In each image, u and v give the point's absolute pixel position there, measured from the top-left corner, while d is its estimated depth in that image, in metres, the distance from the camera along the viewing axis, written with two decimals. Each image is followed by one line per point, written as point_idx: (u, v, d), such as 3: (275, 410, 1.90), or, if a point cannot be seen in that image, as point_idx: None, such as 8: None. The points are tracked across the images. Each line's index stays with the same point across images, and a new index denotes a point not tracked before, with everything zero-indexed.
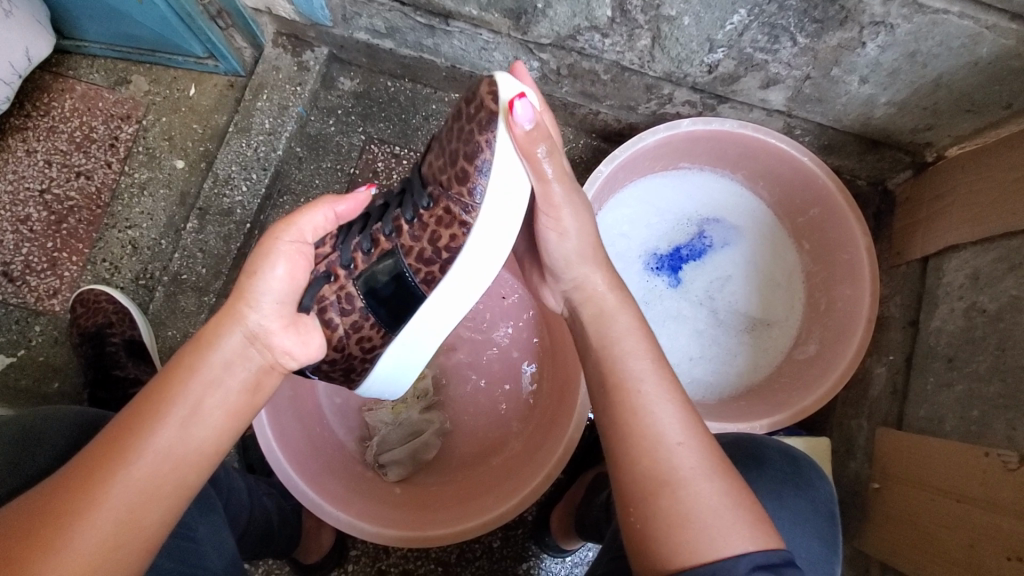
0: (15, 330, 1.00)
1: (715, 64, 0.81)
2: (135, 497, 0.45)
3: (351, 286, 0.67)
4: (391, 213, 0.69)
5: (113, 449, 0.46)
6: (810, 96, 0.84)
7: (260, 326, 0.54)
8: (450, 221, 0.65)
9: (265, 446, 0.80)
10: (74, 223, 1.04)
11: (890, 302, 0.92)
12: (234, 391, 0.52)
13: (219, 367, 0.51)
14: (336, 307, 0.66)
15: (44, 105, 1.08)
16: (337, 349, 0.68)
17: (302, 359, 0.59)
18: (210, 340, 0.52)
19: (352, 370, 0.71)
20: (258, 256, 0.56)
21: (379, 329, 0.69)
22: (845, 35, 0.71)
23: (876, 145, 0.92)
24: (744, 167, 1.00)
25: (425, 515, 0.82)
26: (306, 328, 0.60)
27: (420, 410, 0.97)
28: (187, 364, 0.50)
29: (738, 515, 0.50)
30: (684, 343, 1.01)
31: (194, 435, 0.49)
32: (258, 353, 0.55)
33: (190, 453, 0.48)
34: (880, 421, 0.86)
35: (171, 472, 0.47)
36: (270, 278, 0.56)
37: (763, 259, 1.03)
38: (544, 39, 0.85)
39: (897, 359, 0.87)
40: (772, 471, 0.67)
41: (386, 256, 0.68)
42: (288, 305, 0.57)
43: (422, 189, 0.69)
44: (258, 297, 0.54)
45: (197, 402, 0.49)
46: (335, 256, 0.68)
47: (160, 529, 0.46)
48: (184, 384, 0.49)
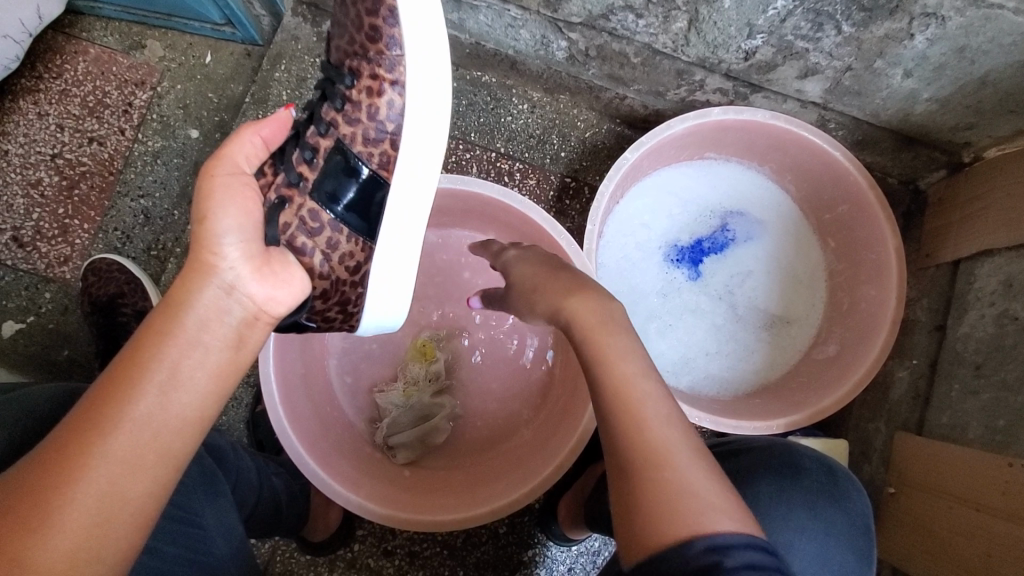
0: (25, 296, 0.99)
1: (752, 51, 0.78)
2: (119, 474, 0.43)
3: (311, 201, 0.61)
4: (319, 113, 0.63)
5: (92, 421, 0.43)
6: (849, 88, 0.81)
7: (232, 273, 0.50)
8: (380, 87, 0.60)
9: (277, 426, 0.78)
10: (86, 189, 1.02)
11: (916, 304, 0.90)
12: (215, 349, 0.48)
13: (195, 325, 0.48)
14: (304, 230, 0.60)
15: (56, 67, 1.05)
16: (324, 277, 0.62)
17: (289, 302, 0.54)
18: (180, 298, 0.48)
19: (348, 302, 0.65)
20: (205, 196, 0.52)
21: (358, 242, 0.64)
22: (894, 25, 0.68)
23: (912, 142, 0.89)
24: (772, 160, 0.98)
25: (435, 501, 0.81)
26: (282, 265, 0.55)
27: (431, 394, 0.94)
28: (159, 329, 0.47)
29: (711, 496, 0.44)
30: (701, 337, 0.99)
31: (176, 402, 0.46)
32: (236, 303, 0.50)
33: (172, 422, 0.45)
34: (900, 426, 0.85)
35: (153, 440, 0.44)
36: (225, 219, 0.51)
37: (787, 256, 1.01)
38: (575, 17, 0.82)
39: (921, 363, 0.85)
40: (804, 481, 0.66)
41: (332, 154, 0.62)
42: (254, 243, 0.53)
43: (338, 71, 0.63)
44: (219, 243, 0.50)
45: (174, 367, 0.46)
46: (281, 179, 0.61)
47: (150, 502, 0.44)
48: (157, 349, 0.46)
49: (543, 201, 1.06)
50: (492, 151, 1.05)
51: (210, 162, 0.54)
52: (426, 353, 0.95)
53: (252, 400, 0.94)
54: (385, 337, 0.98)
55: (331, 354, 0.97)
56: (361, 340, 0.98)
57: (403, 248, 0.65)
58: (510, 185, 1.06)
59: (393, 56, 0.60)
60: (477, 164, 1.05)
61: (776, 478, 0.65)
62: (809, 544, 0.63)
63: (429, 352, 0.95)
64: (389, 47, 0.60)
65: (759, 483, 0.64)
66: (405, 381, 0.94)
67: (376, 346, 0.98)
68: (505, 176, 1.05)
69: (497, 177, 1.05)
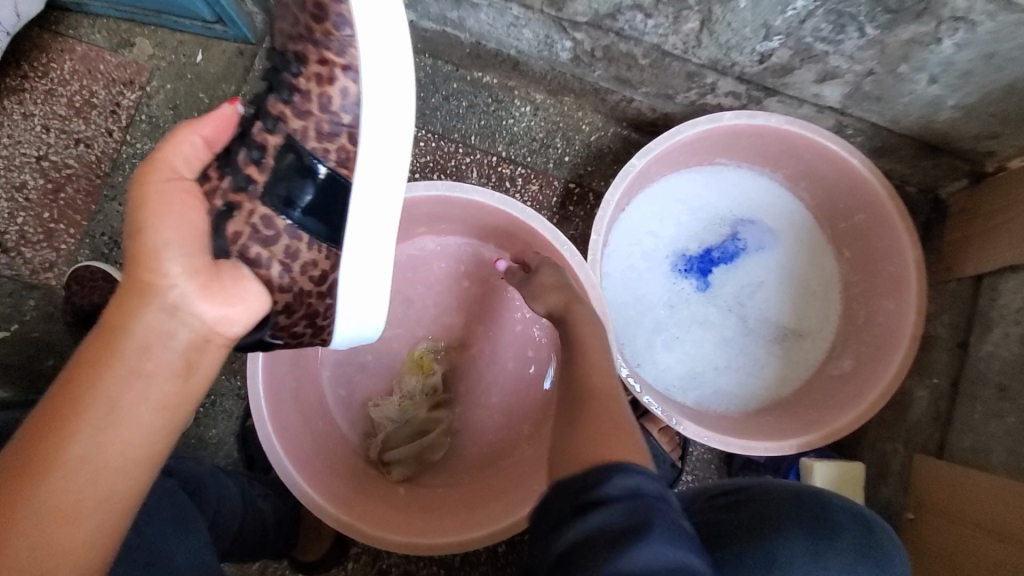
0: (8, 304, 0.95)
1: (768, 54, 0.74)
2: (54, 520, 0.40)
3: (262, 206, 0.55)
4: (267, 107, 0.57)
5: (23, 467, 0.40)
6: (869, 93, 0.77)
7: (175, 292, 0.46)
8: (331, 72, 0.55)
9: (265, 443, 0.75)
10: (71, 193, 0.99)
11: (936, 320, 0.86)
12: (159, 380, 0.44)
13: (135, 353, 0.44)
14: (257, 239, 0.55)
15: (42, 65, 1.01)
16: (286, 291, 0.56)
17: (243, 320, 0.50)
18: (119, 323, 0.44)
19: (316, 316, 0.60)
20: (138, 207, 0.47)
21: (321, 249, 0.58)
22: (920, 29, 0.64)
23: (934, 150, 0.84)
24: (786, 166, 0.93)
25: (426, 523, 0.78)
26: (232, 280, 0.50)
27: (427, 409, 0.91)
28: (94, 360, 0.43)
29: (604, 426, 0.58)
30: (709, 350, 0.95)
31: (116, 439, 0.42)
32: (183, 325, 0.46)
33: (113, 462, 0.42)
34: (918, 447, 0.81)
35: (92, 484, 0.41)
36: (162, 230, 0.46)
37: (799, 265, 0.97)
38: (581, 16, 0.78)
39: (942, 383, 0.81)
40: (841, 540, 0.60)
41: (282, 151, 0.56)
42: (199, 257, 0.48)
43: (284, 59, 0.58)
44: (157, 259, 0.46)
45: (112, 402, 0.42)
46: (227, 183, 0.56)
47: (95, 550, 0.41)
48: (93, 382, 0.42)
49: (546, 207, 1.02)
50: (493, 155, 1.01)
51: (144, 167, 0.49)
52: (424, 365, 0.92)
53: (243, 414, 0.91)
54: (380, 348, 0.94)
55: (323, 365, 0.93)
56: (356, 353, 0.94)
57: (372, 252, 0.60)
58: (512, 191, 1.02)
59: (343, 37, 0.55)
60: (478, 168, 1.01)
61: (812, 538, 0.59)
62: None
63: (426, 365, 0.92)
64: (339, 27, 0.55)
65: (790, 538, 0.59)
66: (401, 395, 0.91)
67: (370, 358, 0.94)
68: (507, 181, 1.01)
69: (499, 182, 1.02)
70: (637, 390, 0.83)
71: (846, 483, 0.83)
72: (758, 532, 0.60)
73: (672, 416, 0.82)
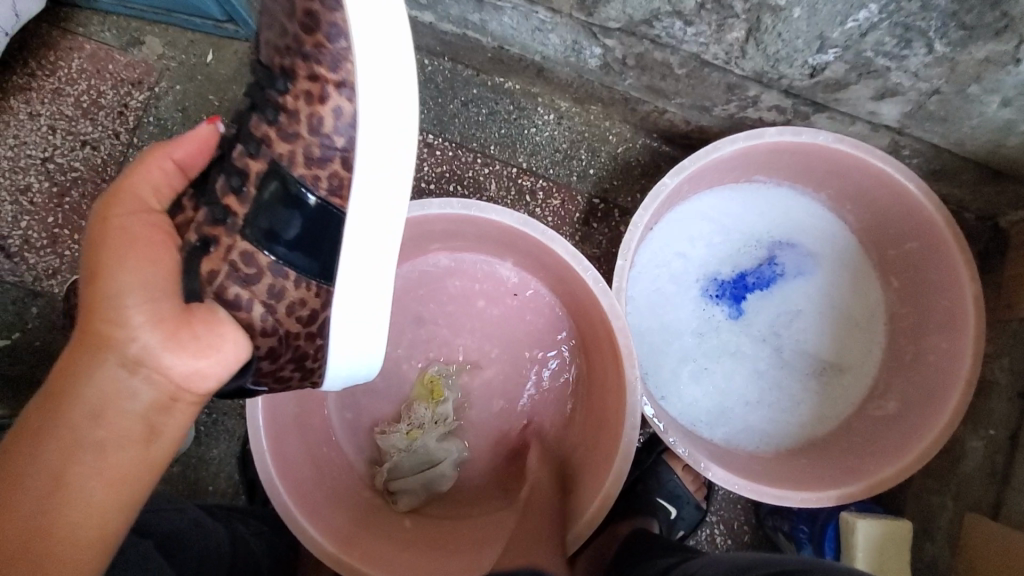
0: (11, 311, 0.92)
1: (821, 67, 0.66)
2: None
3: (243, 240, 0.51)
4: (250, 128, 0.53)
5: None
6: (932, 113, 0.69)
7: (138, 344, 0.43)
8: (323, 91, 0.51)
9: (264, 475, 0.71)
10: (77, 197, 0.96)
11: (994, 364, 0.78)
12: (120, 442, 0.42)
13: (90, 414, 0.42)
14: (237, 277, 0.51)
15: (50, 63, 0.98)
16: (271, 335, 0.52)
17: (217, 371, 0.47)
18: (73, 379, 0.42)
19: (305, 358, 0.55)
20: (98, 248, 0.45)
21: (310, 286, 0.53)
22: (999, 47, 0.56)
23: (999, 176, 0.76)
24: (830, 186, 0.86)
25: (428, 564, 0.74)
26: (210, 322, 0.47)
27: (437, 438, 0.86)
28: (51, 418, 0.41)
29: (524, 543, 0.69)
30: (740, 384, 0.88)
31: (67, 511, 0.40)
32: (144, 381, 0.44)
33: (64, 531, 0.40)
34: (970, 506, 0.73)
35: (38, 557, 0.39)
36: (125, 273, 0.44)
37: (841, 294, 0.90)
38: (613, 22, 0.71)
39: (999, 436, 0.73)
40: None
41: (266, 179, 0.52)
42: (165, 300, 0.45)
43: (268, 74, 0.53)
44: (114, 309, 0.43)
45: (66, 466, 0.40)
46: (202, 216, 0.52)
47: None
48: (47, 444, 0.40)
49: (568, 223, 0.96)
50: (513, 166, 0.95)
51: (107, 201, 0.48)
52: (435, 393, 0.86)
53: (245, 435, 0.87)
54: (388, 369, 0.89)
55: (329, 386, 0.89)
56: None
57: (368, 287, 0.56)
58: (532, 205, 0.96)
59: (336, 50, 0.50)
60: (496, 180, 0.96)
61: None
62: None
63: (438, 391, 0.86)
64: (332, 40, 0.50)
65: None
66: (408, 422, 0.85)
67: (378, 380, 0.89)
68: (527, 194, 0.96)
69: (518, 196, 0.96)
70: (662, 429, 0.76)
71: (890, 544, 0.76)
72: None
73: (701, 461, 0.75)
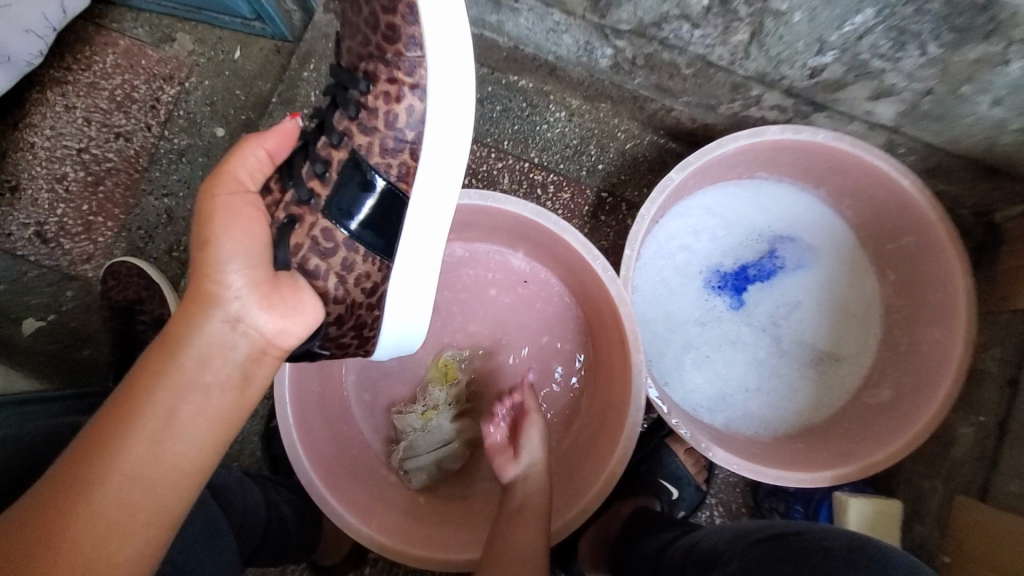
0: (48, 293, 0.97)
1: (820, 68, 0.70)
2: (93, 554, 0.37)
3: (324, 219, 0.53)
4: (332, 123, 0.56)
5: (72, 482, 0.37)
6: (927, 112, 0.72)
7: (238, 303, 0.43)
8: (399, 91, 0.54)
9: (289, 448, 0.75)
10: (111, 186, 1.01)
11: (986, 354, 0.81)
12: (218, 392, 0.42)
13: (194, 364, 0.41)
14: (317, 252, 0.53)
15: (85, 58, 1.03)
16: (339, 302, 0.54)
17: (302, 330, 0.47)
18: (179, 332, 0.42)
19: (363, 326, 0.57)
20: (205, 218, 0.45)
21: (375, 261, 0.56)
22: (989, 49, 0.59)
23: (993, 173, 0.79)
24: (829, 183, 0.90)
25: (442, 539, 0.77)
26: (294, 288, 0.48)
27: (450, 419, 0.89)
28: (152, 369, 0.40)
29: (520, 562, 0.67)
30: (740, 372, 0.92)
31: (169, 457, 0.40)
32: (243, 336, 0.44)
33: (166, 474, 0.40)
34: (961, 489, 0.76)
35: (145, 498, 0.39)
36: (226, 242, 0.44)
37: (838, 287, 0.94)
38: (624, 24, 0.75)
39: (989, 422, 0.76)
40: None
41: (347, 166, 0.54)
42: (263, 266, 0.45)
43: (350, 75, 0.56)
44: (221, 270, 0.43)
45: (170, 412, 0.40)
46: (289, 196, 0.54)
47: (139, 565, 0.39)
48: (151, 392, 0.40)
49: (577, 216, 1.00)
50: (526, 161, 1.00)
51: (209, 181, 0.47)
52: (448, 374, 0.90)
53: (268, 413, 0.91)
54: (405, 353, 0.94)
55: (349, 369, 0.93)
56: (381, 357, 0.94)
57: (421, 268, 0.59)
58: (543, 198, 1.00)
59: (412, 58, 0.54)
60: (510, 173, 1.00)
61: None
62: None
63: (451, 373, 0.90)
64: (409, 48, 0.53)
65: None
66: (423, 404, 0.88)
67: (394, 363, 0.94)
68: (538, 187, 1.00)
69: (530, 189, 1.00)
70: (665, 411, 0.80)
71: (881, 524, 0.79)
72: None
73: (702, 442, 0.79)
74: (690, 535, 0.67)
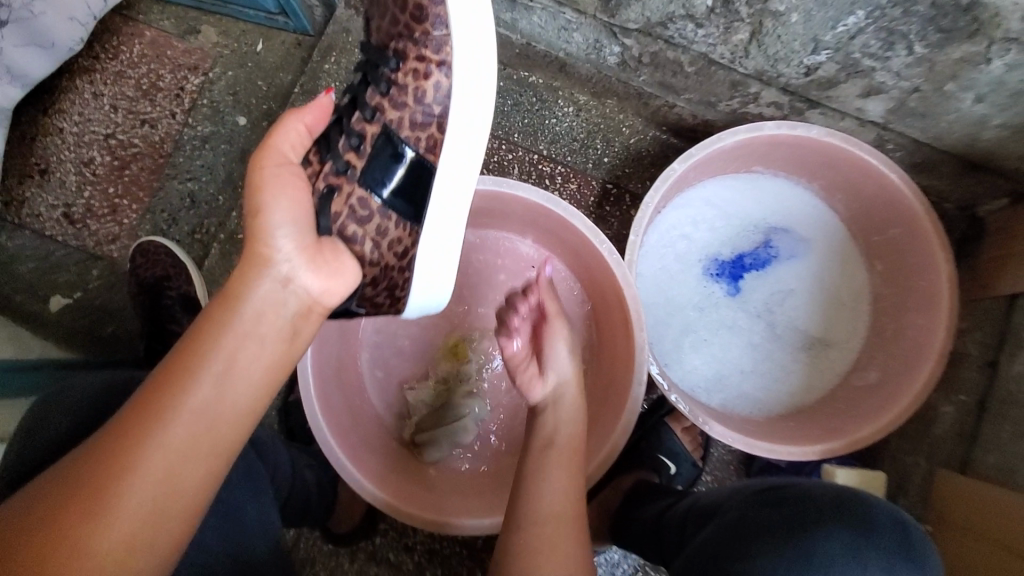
0: (74, 272, 1.01)
1: (815, 67, 0.75)
2: (161, 483, 0.40)
3: (360, 188, 0.60)
4: (365, 99, 0.62)
5: (143, 416, 0.41)
6: (914, 109, 0.78)
7: (288, 264, 0.48)
8: (427, 69, 0.60)
9: (311, 418, 0.78)
10: (136, 170, 1.05)
11: (967, 338, 0.86)
12: (271, 342, 0.47)
13: (251, 316, 0.46)
14: (353, 217, 0.59)
15: (113, 48, 1.08)
16: (374, 265, 0.61)
17: (342, 292, 0.52)
18: (236, 288, 0.47)
19: (395, 287, 0.64)
20: (255, 190, 0.50)
21: (404, 227, 0.63)
22: (971, 48, 0.65)
23: (975, 168, 0.85)
24: (822, 177, 0.95)
25: (455, 507, 0.81)
26: (335, 253, 0.53)
27: (461, 395, 0.94)
28: (214, 320, 0.45)
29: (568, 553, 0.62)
30: (736, 355, 0.97)
31: (229, 397, 0.44)
32: (294, 295, 0.48)
33: (226, 413, 0.44)
34: (943, 463, 0.81)
35: (207, 434, 0.42)
36: (278, 211, 0.49)
37: (830, 276, 0.99)
38: (633, 23, 0.81)
39: (969, 400, 0.81)
40: (883, 540, 0.51)
41: (380, 140, 0.61)
42: (309, 233, 0.51)
43: (381, 54, 0.62)
44: (271, 235, 0.48)
45: (230, 357, 0.44)
46: (328, 168, 0.60)
47: (200, 495, 0.42)
48: (214, 339, 0.44)
49: (583, 206, 1.05)
50: (535, 153, 1.05)
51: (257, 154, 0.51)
52: (458, 354, 0.96)
53: (286, 388, 0.95)
54: (417, 333, 0.98)
55: (363, 348, 0.97)
56: (394, 336, 0.98)
57: (446, 234, 0.64)
58: (551, 189, 1.05)
59: (439, 36, 0.59)
60: (519, 165, 1.05)
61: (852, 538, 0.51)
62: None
63: (461, 353, 0.96)
64: (436, 27, 0.59)
65: (824, 539, 0.51)
66: (434, 378, 0.95)
67: (407, 342, 0.98)
68: (546, 178, 1.05)
69: (538, 180, 1.05)
70: (666, 387, 0.85)
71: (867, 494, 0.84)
72: (793, 534, 0.52)
73: (700, 417, 0.83)
74: (685, 500, 0.71)
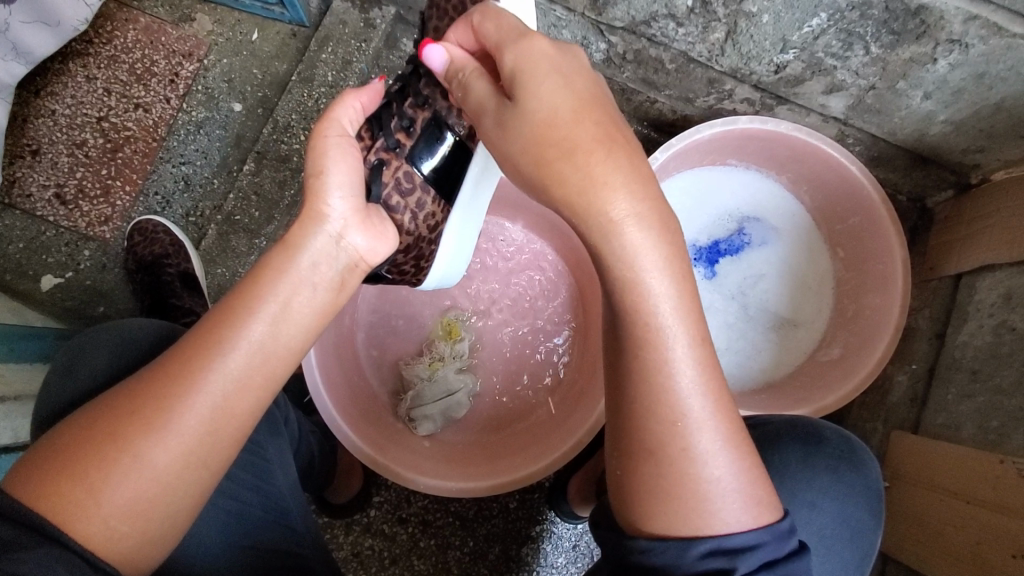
0: (64, 252, 1.02)
1: (783, 65, 0.83)
2: (220, 403, 0.47)
3: (407, 164, 0.67)
4: (417, 88, 0.69)
5: (208, 345, 0.48)
6: (870, 106, 0.86)
7: (339, 223, 0.55)
8: None
9: (312, 389, 0.83)
10: (129, 153, 1.05)
11: (919, 314, 0.95)
12: (321, 291, 0.53)
13: (307, 266, 0.52)
14: (397, 190, 0.66)
15: (107, 33, 1.08)
16: (410, 235, 0.69)
17: (382, 253, 0.59)
18: (295, 239, 0.53)
19: (421, 258, 0.73)
20: (316, 154, 0.56)
21: (440, 204, 0.71)
22: (919, 49, 0.73)
23: (925, 161, 0.94)
24: (789, 171, 1.03)
25: (457, 468, 0.86)
26: (379, 218, 0.59)
27: (455, 371, 0.97)
28: (274, 267, 0.51)
29: (731, 494, 0.50)
30: (713, 334, 1.05)
31: (280, 338, 0.50)
32: (343, 251, 0.55)
33: (282, 351, 0.50)
34: (896, 426, 0.89)
35: (261, 366, 0.49)
36: (335, 174, 0.55)
37: (798, 261, 1.07)
38: (618, 21, 0.87)
39: (919, 368, 0.89)
40: (830, 448, 0.69)
41: (430, 125, 0.68)
42: (360, 195, 0.57)
43: None
44: (329, 194, 0.55)
45: (286, 301, 0.51)
46: (380, 143, 0.65)
47: (249, 422, 0.49)
48: (273, 284, 0.51)
49: None
50: None
51: (319, 121, 0.57)
52: (453, 332, 0.99)
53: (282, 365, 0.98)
54: (412, 313, 1.03)
55: (359, 327, 1.00)
56: (389, 316, 1.02)
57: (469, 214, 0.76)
58: None
59: None
60: None
61: (804, 448, 0.68)
62: (831, 504, 0.67)
63: (455, 331, 0.99)
64: None
65: (785, 451, 0.68)
66: (430, 356, 0.97)
67: (402, 322, 1.02)
68: None
69: None
70: None
71: None
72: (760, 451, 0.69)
73: None
74: None
